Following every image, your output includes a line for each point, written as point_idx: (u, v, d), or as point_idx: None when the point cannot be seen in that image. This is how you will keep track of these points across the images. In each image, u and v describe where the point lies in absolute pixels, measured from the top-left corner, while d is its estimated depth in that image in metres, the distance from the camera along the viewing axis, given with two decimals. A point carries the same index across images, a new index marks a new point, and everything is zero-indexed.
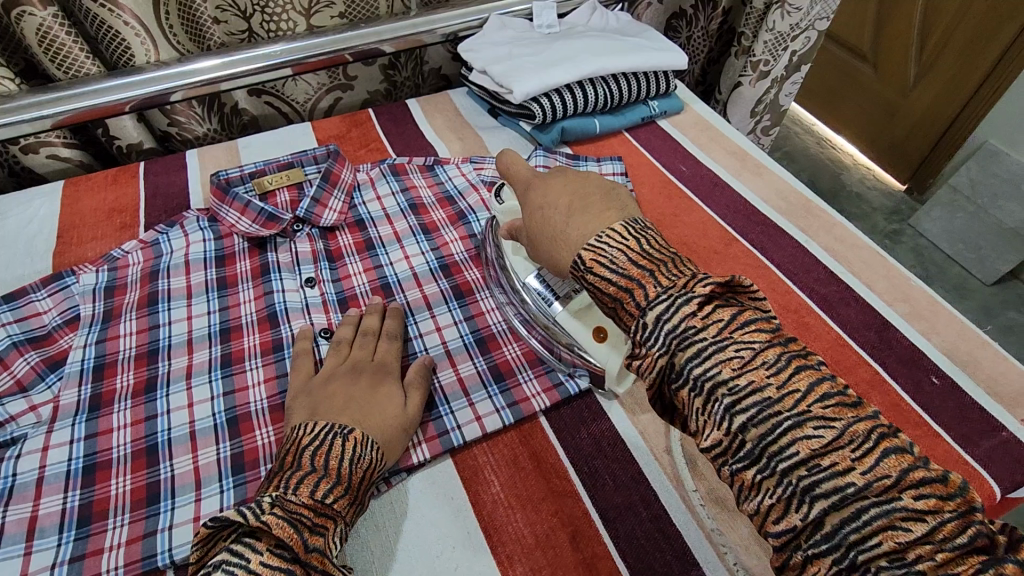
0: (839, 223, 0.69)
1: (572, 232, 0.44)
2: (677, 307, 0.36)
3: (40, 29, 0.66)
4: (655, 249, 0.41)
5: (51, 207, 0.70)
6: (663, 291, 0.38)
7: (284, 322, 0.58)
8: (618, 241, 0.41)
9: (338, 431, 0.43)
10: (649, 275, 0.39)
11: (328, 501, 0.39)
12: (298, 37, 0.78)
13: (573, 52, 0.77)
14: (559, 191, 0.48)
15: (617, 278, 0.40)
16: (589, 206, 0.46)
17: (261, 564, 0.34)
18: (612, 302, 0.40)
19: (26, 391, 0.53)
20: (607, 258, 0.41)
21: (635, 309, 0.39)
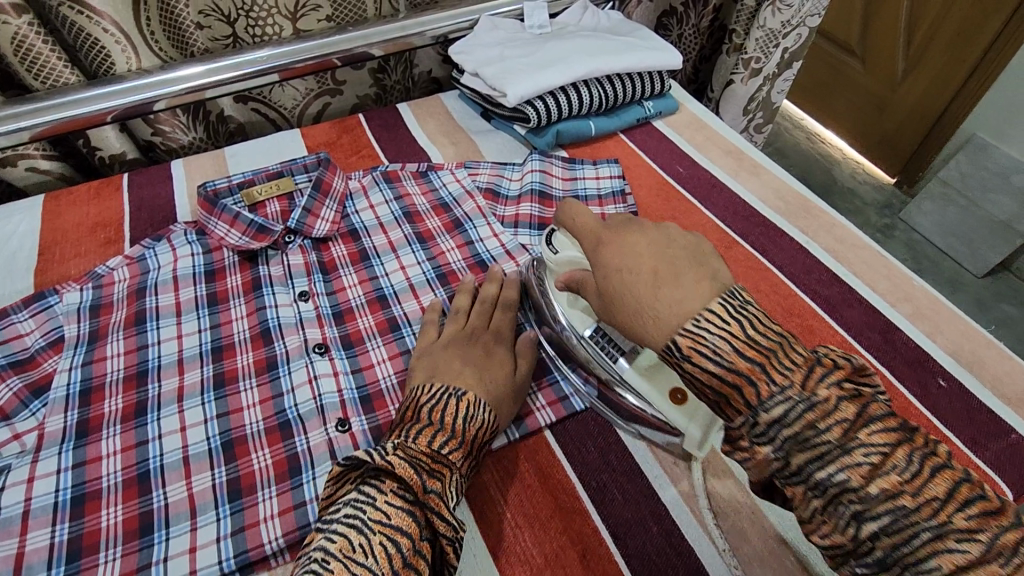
0: (839, 222, 0.69)
1: (664, 310, 0.36)
2: (799, 415, 0.33)
3: (15, 38, 0.63)
4: (761, 334, 0.35)
5: (31, 223, 0.68)
6: (780, 391, 0.33)
7: (278, 339, 0.56)
8: (720, 327, 0.35)
9: (451, 393, 0.45)
10: (761, 369, 0.34)
11: (443, 451, 0.41)
12: (284, 42, 0.76)
13: (566, 54, 0.75)
14: (640, 251, 0.40)
15: (723, 373, 0.34)
16: (678, 275, 0.38)
17: (386, 503, 0.38)
18: (715, 396, 0.35)
19: (8, 419, 0.50)
20: (709, 346, 0.34)
21: (744, 406, 0.34)
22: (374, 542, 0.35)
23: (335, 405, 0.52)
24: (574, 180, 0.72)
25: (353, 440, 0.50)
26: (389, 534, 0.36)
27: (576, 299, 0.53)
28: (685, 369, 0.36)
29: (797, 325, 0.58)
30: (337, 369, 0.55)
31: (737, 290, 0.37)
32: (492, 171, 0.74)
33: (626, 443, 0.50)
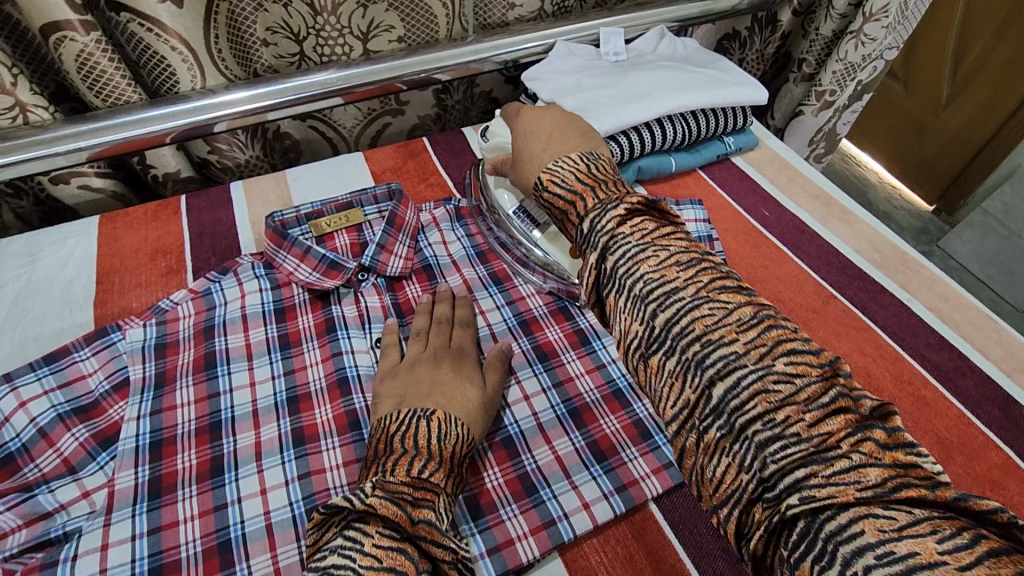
0: (940, 278, 0.64)
1: (548, 154, 0.49)
2: (608, 211, 0.39)
3: (80, 55, 0.60)
4: (601, 173, 0.44)
5: (87, 247, 0.64)
6: (600, 201, 0.41)
7: (358, 391, 0.53)
8: (572, 166, 0.45)
9: (421, 415, 0.45)
10: (590, 189, 0.42)
11: (425, 476, 0.41)
12: (351, 64, 0.72)
13: (650, 86, 0.72)
14: (543, 122, 0.54)
15: (565, 193, 0.43)
16: (565, 138, 0.51)
17: (374, 545, 0.36)
18: (560, 215, 0.44)
19: (75, 472, 0.47)
20: (559, 176, 0.45)
21: (577, 217, 0.42)
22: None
23: None
24: None
25: None
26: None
27: (503, 179, 0.65)
28: (545, 201, 0.46)
29: (909, 394, 0.55)
30: None
31: (597, 155, 0.48)
32: None
33: None
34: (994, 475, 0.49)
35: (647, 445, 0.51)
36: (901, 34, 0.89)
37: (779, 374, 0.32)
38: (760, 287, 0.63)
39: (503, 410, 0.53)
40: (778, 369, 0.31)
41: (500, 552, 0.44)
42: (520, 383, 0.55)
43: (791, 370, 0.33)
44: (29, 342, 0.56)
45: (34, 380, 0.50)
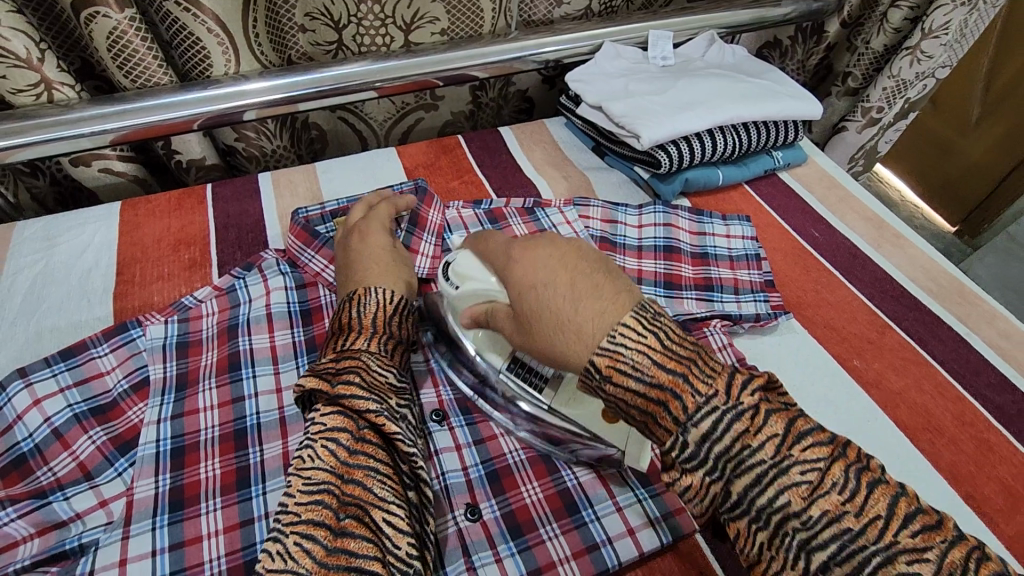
0: (1001, 313, 0.61)
1: (585, 322, 0.36)
2: (729, 428, 0.32)
3: (112, 33, 0.56)
4: (677, 343, 0.35)
5: (107, 234, 0.61)
6: (703, 402, 0.33)
7: (255, 445, 0.47)
8: (635, 340, 0.35)
9: (342, 301, 0.49)
10: (682, 381, 0.34)
11: (349, 347, 0.45)
12: (391, 56, 0.69)
13: (701, 95, 0.68)
14: (554, 265, 0.39)
15: (644, 390, 0.34)
16: (598, 287, 0.37)
17: (319, 413, 0.40)
18: (642, 415, 0.35)
19: (91, 478, 0.44)
20: (626, 365, 0.34)
21: (673, 424, 0.34)
22: (316, 446, 0.38)
23: (462, 487, 0.46)
24: (703, 234, 0.65)
25: (486, 532, 0.44)
26: (326, 435, 0.39)
27: (484, 333, 0.49)
28: (608, 391, 0.36)
29: (971, 438, 0.51)
30: (458, 442, 0.48)
31: (647, 301, 0.37)
32: (605, 215, 0.66)
33: None
34: None
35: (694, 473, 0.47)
36: (957, 53, 0.86)
37: (813, 502, 0.31)
38: (812, 313, 0.60)
39: None
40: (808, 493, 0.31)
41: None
42: None
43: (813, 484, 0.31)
44: (44, 334, 0.53)
45: (49, 376, 0.48)
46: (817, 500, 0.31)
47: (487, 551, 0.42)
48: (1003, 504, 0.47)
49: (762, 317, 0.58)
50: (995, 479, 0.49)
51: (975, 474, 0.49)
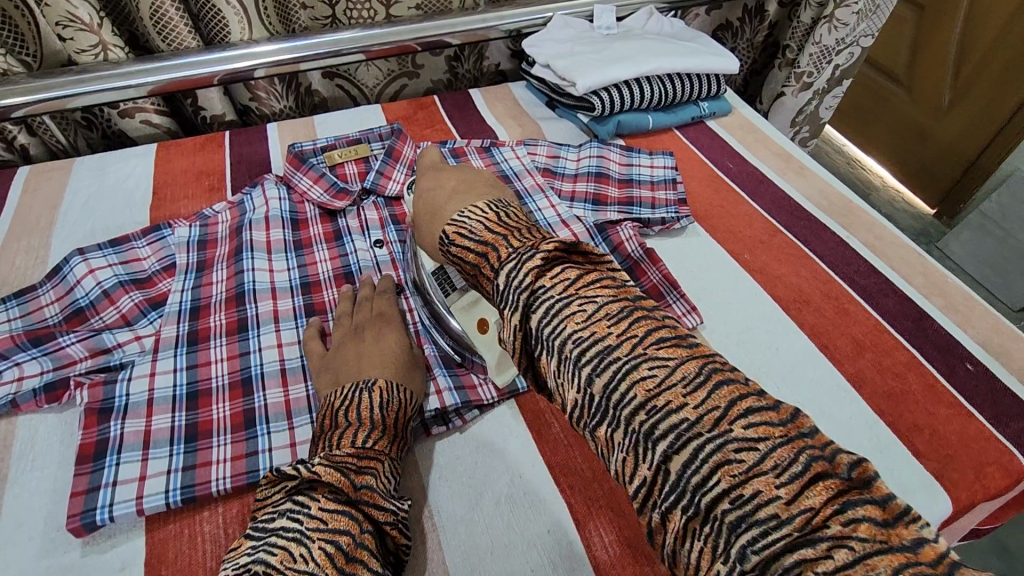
0: (880, 223, 0.73)
1: (449, 207, 0.51)
2: (524, 264, 0.38)
3: (153, 5, 0.72)
4: (511, 220, 0.45)
5: (146, 166, 0.77)
6: (513, 250, 0.40)
7: (251, 302, 0.60)
8: (478, 216, 0.46)
9: (363, 387, 0.48)
10: (502, 238, 0.42)
11: (368, 444, 0.44)
12: (375, 25, 0.84)
13: (631, 52, 0.82)
14: (448, 179, 0.57)
15: (474, 245, 0.43)
16: (469, 189, 0.53)
17: (321, 509, 0.39)
18: (471, 269, 0.44)
19: (131, 325, 0.58)
20: (467, 228, 0.45)
21: (492, 271, 0.41)
22: (315, 548, 0.36)
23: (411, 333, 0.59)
24: (631, 166, 0.78)
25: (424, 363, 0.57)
26: (328, 537, 0.37)
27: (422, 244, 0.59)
28: (454, 254, 0.46)
29: (833, 307, 0.63)
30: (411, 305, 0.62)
31: (501, 203, 0.50)
32: (549, 151, 0.80)
33: None
34: (896, 369, 0.57)
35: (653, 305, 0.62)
36: (875, 23, 0.97)
37: (747, 480, 0.28)
38: (715, 222, 0.72)
39: None
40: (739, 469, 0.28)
41: (465, 390, 0.54)
42: None
43: (748, 461, 0.28)
44: (98, 232, 0.68)
45: (101, 256, 0.63)
46: (752, 479, 0.28)
47: (428, 378, 0.55)
48: (849, 351, 0.59)
49: (668, 221, 0.71)
50: (847, 334, 0.60)
51: (832, 332, 0.60)
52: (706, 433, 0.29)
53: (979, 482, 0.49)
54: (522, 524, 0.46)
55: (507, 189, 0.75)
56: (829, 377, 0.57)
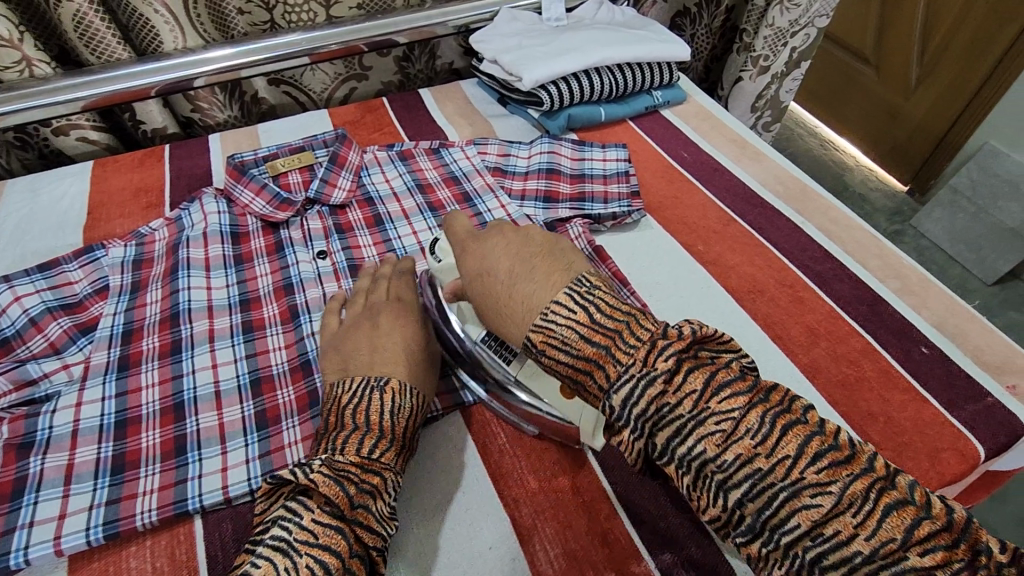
0: (835, 206, 0.72)
1: (518, 292, 0.43)
2: (642, 391, 0.35)
3: (76, 16, 0.69)
4: (607, 317, 0.38)
5: (81, 185, 0.74)
6: (624, 370, 0.36)
7: (185, 322, 0.58)
8: (566, 317, 0.39)
9: (374, 385, 0.46)
10: (606, 353, 0.37)
11: (372, 455, 0.42)
12: (315, 27, 0.81)
13: (579, 43, 0.80)
14: (499, 255, 0.46)
15: (572, 360, 0.38)
16: (530, 270, 0.43)
17: (313, 522, 0.37)
18: (572, 380, 0.39)
19: (59, 353, 0.55)
20: (557, 338, 0.39)
21: (598, 389, 0.38)
22: (300, 564, 0.34)
23: None
24: (583, 160, 0.76)
25: None
26: (315, 555, 0.35)
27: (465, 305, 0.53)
28: (546, 362, 0.40)
29: (788, 296, 0.61)
30: None
31: (583, 278, 0.41)
32: (500, 149, 0.78)
33: None
34: (850, 356, 0.56)
35: None
36: (829, 2, 0.97)
37: (728, 449, 0.33)
38: (668, 213, 0.71)
39: None
40: (719, 439, 0.33)
41: None
42: (411, 225, 0.70)
43: (726, 431, 0.33)
44: (29, 256, 0.65)
45: (29, 282, 0.60)
46: (731, 446, 0.33)
47: None
48: (802, 339, 0.57)
49: (619, 216, 0.69)
50: (802, 323, 0.59)
51: (786, 321, 0.59)
52: (687, 414, 0.34)
53: (936, 469, 0.48)
54: (461, 540, 0.45)
55: (455, 190, 0.73)
56: (782, 368, 0.55)
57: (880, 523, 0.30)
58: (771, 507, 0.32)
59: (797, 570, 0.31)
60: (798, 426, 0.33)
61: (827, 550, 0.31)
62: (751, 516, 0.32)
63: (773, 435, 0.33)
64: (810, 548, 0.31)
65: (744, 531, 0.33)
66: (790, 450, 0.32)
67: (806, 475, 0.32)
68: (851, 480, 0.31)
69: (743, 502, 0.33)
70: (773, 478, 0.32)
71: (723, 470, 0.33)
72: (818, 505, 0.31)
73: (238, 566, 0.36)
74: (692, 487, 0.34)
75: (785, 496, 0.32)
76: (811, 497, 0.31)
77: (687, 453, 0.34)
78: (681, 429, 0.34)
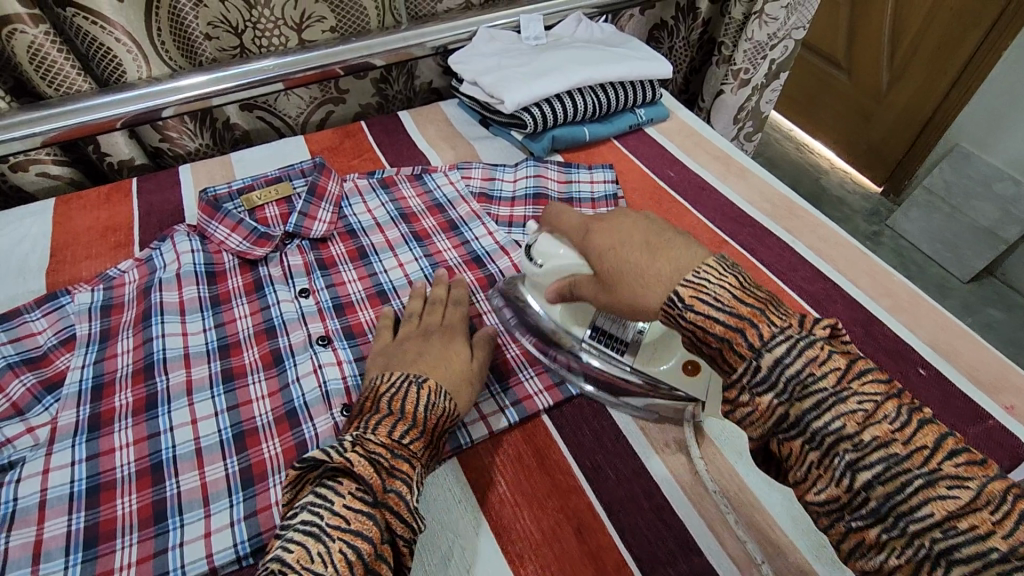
0: (824, 223, 0.71)
1: (656, 270, 0.41)
2: (800, 352, 0.36)
3: (31, 47, 0.65)
4: (755, 286, 0.39)
5: (42, 225, 0.70)
6: (779, 330, 0.37)
7: (161, 374, 0.55)
8: (718, 276, 0.39)
9: (413, 380, 0.46)
10: (761, 313, 0.37)
11: (404, 441, 0.42)
12: (288, 52, 0.78)
13: (560, 63, 0.78)
14: (630, 226, 0.45)
15: (726, 317, 0.37)
16: (666, 242, 0.43)
17: (345, 507, 0.38)
18: (718, 345, 0.38)
19: (22, 414, 0.52)
20: (710, 295, 0.38)
21: (748, 350, 0.37)
22: (334, 549, 0.35)
23: (340, 391, 0.54)
24: (570, 183, 0.75)
25: None
26: (349, 540, 0.36)
27: (577, 306, 0.55)
28: (687, 322, 0.39)
29: None
30: (340, 358, 0.57)
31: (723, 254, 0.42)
32: (485, 174, 0.76)
33: (646, 462, 0.50)
34: None
35: (542, 366, 0.57)
36: (804, 14, 0.97)
37: (867, 429, 0.33)
38: None
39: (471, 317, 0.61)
40: (861, 418, 0.34)
41: None
42: (397, 256, 0.67)
43: (868, 412, 0.34)
44: None
45: None
46: (869, 427, 0.33)
47: None
48: None
49: None
50: None
51: None
52: (833, 389, 0.35)
53: None
54: None
55: (440, 218, 0.71)
56: None
57: (1019, 524, 0.30)
58: (903, 492, 0.32)
59: (919, 559, 0.31)
60: (933, 425, 0.34)
61: (962, 543, 0.30)
62: (877, 500, 0.32)
63: (911, 426, 0.33)
64: (940, 539, 0.31)
65: (862, 515, 0.33)
66: (929, 442, 0.33)
67: (945, 466, 0.32)
68: (989, 479, 0.32)
69: (870, 484, 0.33)
70: (909, 465, 0.32)
71: (857, 448, 0.33)
72: (955, 497, 0.31)
73: (270, 549, 0.37)
74: (818, 464, 0.34)
75: (921, 483, 0.32)
76: (948, 488, 0.31)
77: (823, 427, 0.34)
78: (822, 402, 0.34)
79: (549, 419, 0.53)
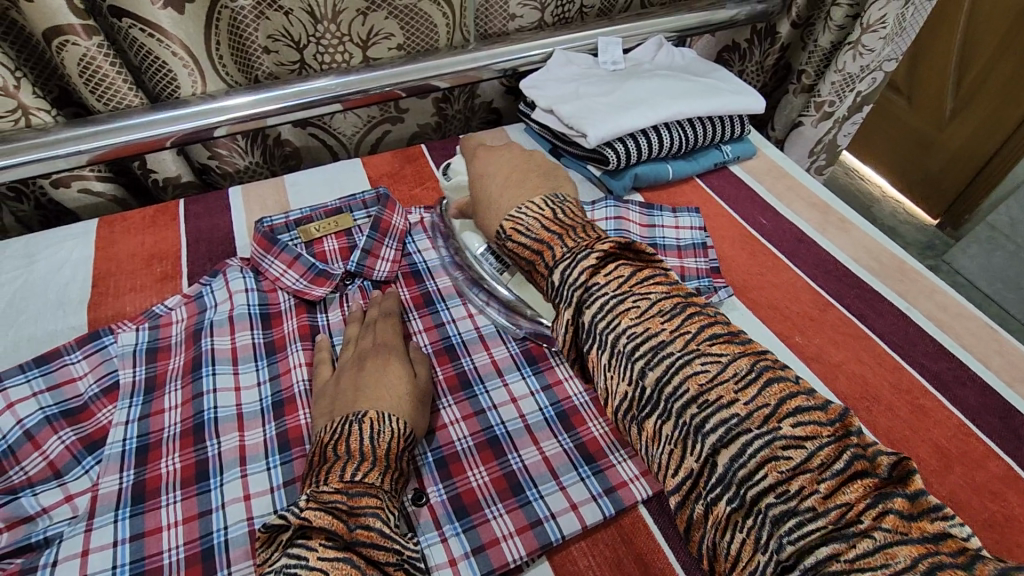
0: (939, 287, 0.64)
1: (505, 202, 0.52)
2: (576, 261, 0.39)
3: (82, 60, 0.60)
4: (567, 217, 0.46)
5: (84, 250, 0.65)
6: (568, 249, 0.41)
7: (212, 437, 0.49)
8: (535, 212, 0.47)
9: (352, 419, 0.44)
10: (557, 237, 0.43)
11: (357, 478, 0.40)
12: (350, 71, 0.73)
13: (647, 95, 0.72)
14: (499, 164, 0.56)
15: (531, 242, 0.44)
16: (523, 181, 0.53)
17: (319, 558, 0.34)
18: (528, 266, 0.45)
19: (60, 476, 0.46)
20: (523, 225, 0.46)
21: (547, 268, 0.42)
22: None
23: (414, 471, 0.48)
24: (653, 227, 0.68)
25: (432, 514, 0.46)
26: None
27: (466, 223, 0.62)
28: (509, 249, 0.47)
29: (907, 404, 0.53)
30: None
31: (561, 196, 0.49)
32: None
33: None
34: (995, 486, 0.48)
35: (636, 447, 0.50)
36: (900, 45, 0.90)
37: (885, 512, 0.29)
38: (756, 294, 0.63)
39: (489, 411, 0.53)
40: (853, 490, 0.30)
41: (485, 551, 0.44)
42: (466, 304, 0.62)
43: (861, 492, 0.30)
44: (23, 342, 0.56)
45: (22, 381, 0.49)
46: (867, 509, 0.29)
47: (434, 532, 0.45)
48: (937, 466, 0.49)
49: (702, 293, 0.61)
50: (929, 442, 0.51)
51: (910, 438, 0.51)
52: (816, 453, 0.31)
53: None
54: None
55: None
56: None
57: None
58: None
59: None
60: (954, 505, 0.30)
61: None
62: None
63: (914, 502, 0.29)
64: None
65: None
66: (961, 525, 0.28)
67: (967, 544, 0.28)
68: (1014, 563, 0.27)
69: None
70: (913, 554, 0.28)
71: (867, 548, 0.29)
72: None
73: None
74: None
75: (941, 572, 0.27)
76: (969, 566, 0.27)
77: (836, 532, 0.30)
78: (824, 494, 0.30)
79: (648, 512, 0.47)
